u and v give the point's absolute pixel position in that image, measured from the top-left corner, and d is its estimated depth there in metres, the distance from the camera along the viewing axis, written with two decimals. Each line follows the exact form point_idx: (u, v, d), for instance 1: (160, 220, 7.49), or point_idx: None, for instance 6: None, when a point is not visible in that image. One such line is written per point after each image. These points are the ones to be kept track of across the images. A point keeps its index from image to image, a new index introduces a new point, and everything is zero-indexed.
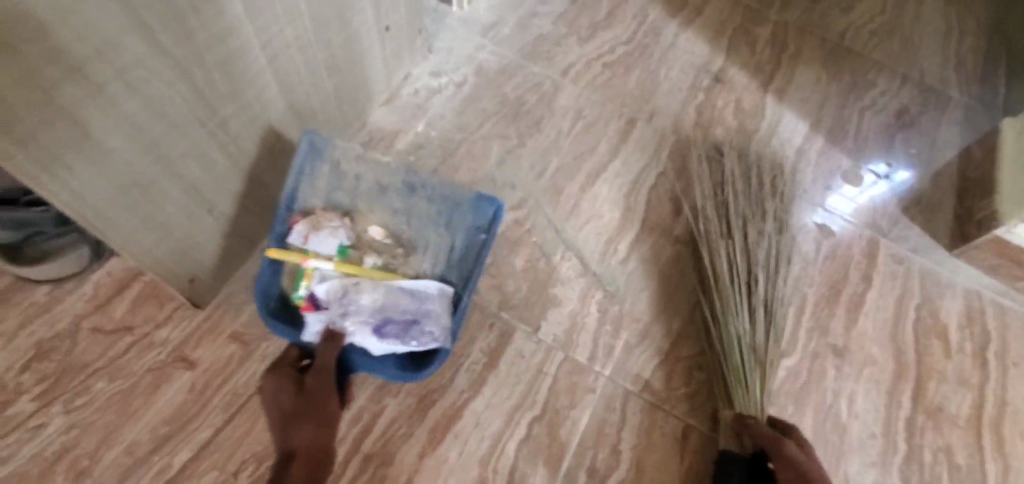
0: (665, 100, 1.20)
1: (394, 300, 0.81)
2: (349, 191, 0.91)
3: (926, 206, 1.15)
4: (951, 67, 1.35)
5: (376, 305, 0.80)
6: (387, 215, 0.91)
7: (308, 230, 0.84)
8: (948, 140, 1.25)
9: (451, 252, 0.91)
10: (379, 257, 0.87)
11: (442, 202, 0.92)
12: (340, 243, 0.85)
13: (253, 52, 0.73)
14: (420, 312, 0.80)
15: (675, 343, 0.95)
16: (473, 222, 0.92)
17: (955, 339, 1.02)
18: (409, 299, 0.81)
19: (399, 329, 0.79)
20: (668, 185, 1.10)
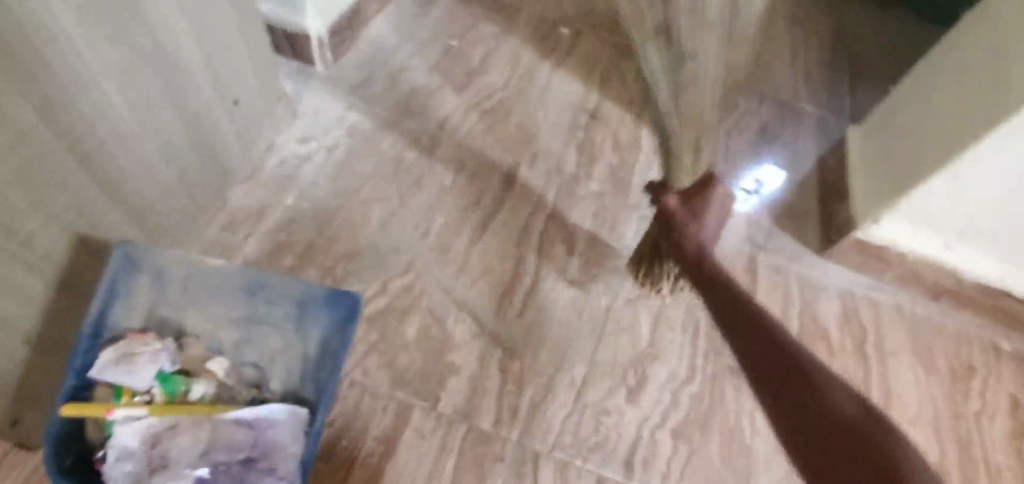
0: (545, 142, 1.21)
1: (225, 439, 0.78)
2: (184, 305, 0.85)
3: (795, 214, 1.23)
4: (802, 82, 1.47)
5: (201, 449, 0.77)
6: (232, 328, 0.87)
7: (117, 365, 0.76)
8: (807, 149, 1.35)
9: (306, 361, 0.85)
10: (210, 384, 0.83)
11: (291, 303, 0.85)
12: (160, 371, 0.79)
13: (59, 156, 0.66)
14: (257, 449, 0.77)
15: (580, 391, 0.92)
16: (327, 321, 0.84)
17: (836, 338, 1.09)
18: (246, 436, 0.78)
19: (234, 475, 0.76)
20: (558, 226, 1.09)
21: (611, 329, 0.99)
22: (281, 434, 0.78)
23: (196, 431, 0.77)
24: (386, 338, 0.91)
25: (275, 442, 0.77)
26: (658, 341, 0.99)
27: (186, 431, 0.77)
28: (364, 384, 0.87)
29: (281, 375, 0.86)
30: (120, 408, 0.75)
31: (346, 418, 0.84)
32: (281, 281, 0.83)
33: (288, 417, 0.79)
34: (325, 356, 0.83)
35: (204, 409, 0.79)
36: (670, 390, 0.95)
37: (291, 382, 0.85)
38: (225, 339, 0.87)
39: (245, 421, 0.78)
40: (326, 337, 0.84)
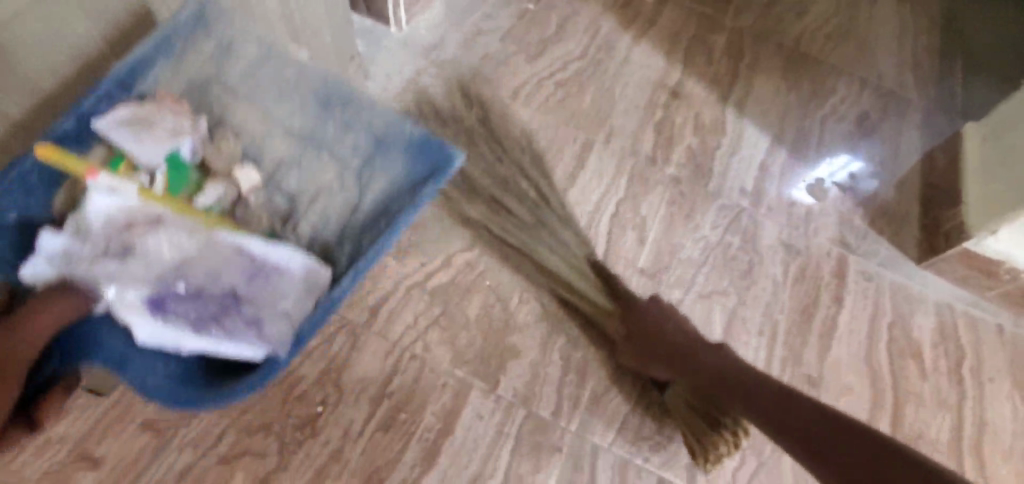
0: (622, 119, 1.14)
1: (212, 271, 0.73)
2: (253, 118, 0.87)
3: (893, 217, 1.12)
4: (908, 69, 1.33)
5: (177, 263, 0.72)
6: (294, 173, 0.88)
7: (130, 119, 0.76)
8: (911, 144, 1.22)
9: (354, 215, 0.86)
10: (222, 190, 0.82)
11: (368, 133, 0.85)
12: (172, 149, 0.78)
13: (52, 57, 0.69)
14: (244, 297, 0.73)
15: (645, 388, 0.87)
16: (405, 171, 0.84)
17: (931, 356, 0.99)
18: (240, 274, 0.74)
19: (203, 320, 0.70)
20: (630, 212, 1.03)
21: None
22: (283, 302, 0.74)
23: (173, 232, 0.72)
24: (448, 314, 0.88)
25: (268, 308, 0.73)
26: (730, 343, 0.94)
27: (162, 234, 0.72)
28: (425, 359, 0.84)
29: (325, 246, 0.85)
30: (107, 149, 0.73)
31: (405, 391, 0.82)
32: (381, 163, 0.85)
33: (302, 271, 0.76)
34: (383, 214, 0.84)
35: (204, 219, 0.75)
36: None
37: (332, 224, 0.86)
38: (282, 164, 0.88)
39: (247, 255, 0.74)
40: (398, 185, 0.84)
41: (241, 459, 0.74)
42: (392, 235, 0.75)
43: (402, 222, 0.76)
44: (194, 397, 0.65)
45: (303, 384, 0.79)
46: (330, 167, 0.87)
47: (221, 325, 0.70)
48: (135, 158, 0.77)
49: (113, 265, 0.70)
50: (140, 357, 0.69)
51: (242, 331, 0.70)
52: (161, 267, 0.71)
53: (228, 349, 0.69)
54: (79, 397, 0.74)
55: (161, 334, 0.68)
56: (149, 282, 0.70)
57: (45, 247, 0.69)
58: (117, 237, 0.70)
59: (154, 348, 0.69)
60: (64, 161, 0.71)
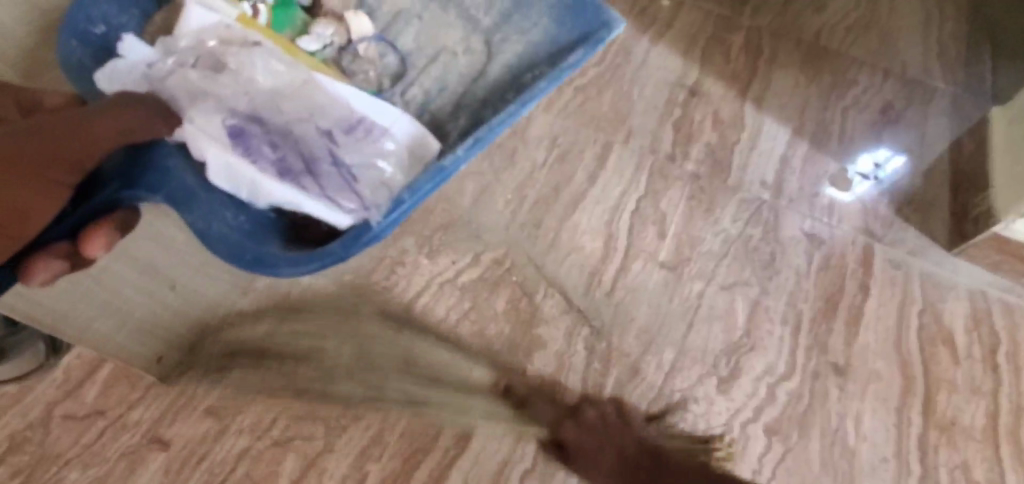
0: (641, 120, 1.18)
1: (315, 125, 0.78)
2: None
3: (919, 205, 1.12)
4: (934, 57, 1.32)
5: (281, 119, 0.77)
6: (412, 29, 0.98)
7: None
8: (938, 132, 1.21)
9: (480, 80, 0.94)
10: (324, 34, 0.92)
11: (504, 7, 0.95)
12: None
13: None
14: (343, 162, 0.77)
15: (669, 376, 0.91)
16: (545, 30, 0.91)
17: (963, 342, 0.98)
18: (344, 139, 0.78)
19: (297, 172, 0.74)
20: (651, 207, 1.06)
21: (702, 315, 0.96)
22: (378, 148, 0.79)
23: (271, 56, 0.80)
24: (478, 308, 0.94)
25: (360, 165, 0.77)
26: (754, 330, 0.95)
27: (260, 68, 0.79)
28: (457, 350, 0.90)
29: (439, 112, 0.93)
30: None
31: (439, 380, 0.87)
32: (509, 30, 0.94)
33: (404, 141, 0.82)
34: (512, 78, 0.92)
35: (308, 60, 0.84)
36: (764, 383, 0.91)
37: (449, 93, 0.94)
38: (402, 17, 0.99)
39: (347, 107, 0.81)
40: (529, 41, 0.92)
41: (292, 442, 0.81)
42: (521, 111, 0.77)
43: (562, 75, 0.79)
44: (264, 256, 0.71)
45: (347, 374, 0.86)
46: (456, 43, 0.97)
47: (302, 179, 0.74)
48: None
49: (206, 74, 0.76)
50: (207, 200, 0.71)
51: (327, 189, 0.75)
52: (251, 95, 0.77)
53: (307, 207, 0.73)
54: (151, 387, 0.82)
55: (238, 177, 0.71)
56: (240, 113, 0.75)
57: (130, 45, 0.75)
58: (223, 50, 0.79)
59: (227, 185, 0.71)
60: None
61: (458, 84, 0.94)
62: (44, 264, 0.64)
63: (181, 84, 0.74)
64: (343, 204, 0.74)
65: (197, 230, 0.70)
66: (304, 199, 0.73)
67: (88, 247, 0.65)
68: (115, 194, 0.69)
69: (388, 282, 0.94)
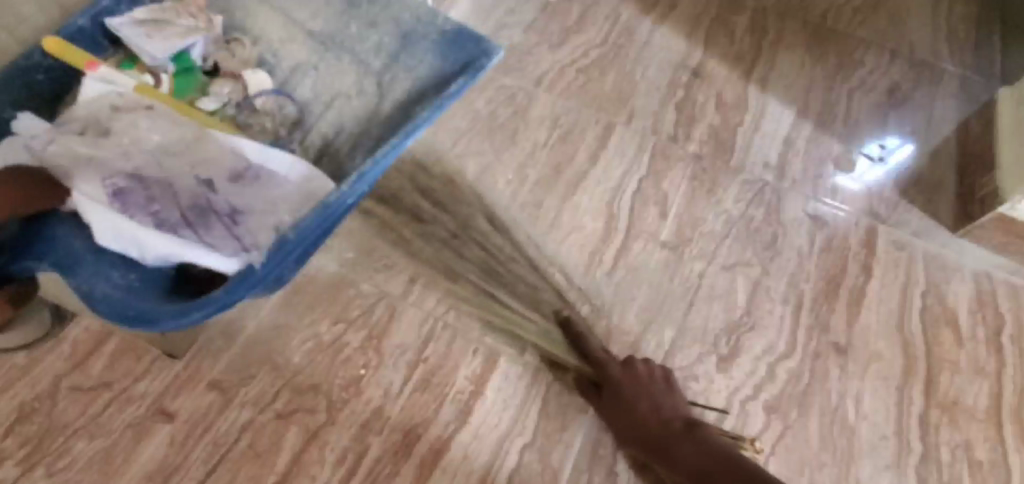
0: (643, 101, 1.17)
1: (207, 182, 0.81)
2: (285, 52, 0.97)
3: (925, 187, 1.11)
4: (943, 38, 1.30)
5: (165, 180, 0.80)
6: (309, 77, 0.97)
7: (147, 28, 0.91)
8: (944, 113, 1.20)
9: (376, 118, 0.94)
10: (221, 97, 0.92)
11: (397, 35, 0.93)
12: (176, 50, 0.91)
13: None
14: (235, 213, 0.80)
15: (668, 354, 0.91)
16: (431, 63, 0.92)
17: (966, 324, 0.97)
18: (236, 193, 0.81)
19: (184, 229, 0.77)
20: (652, 188, 1.06)
21: (703, 295, 0.96)
22: (267, 196, 0.81)
23: (158, 123, 0.83)
24: (477, 286, 0.94)
25: (248, 216, 0.80)
26: (755, 310, 0.95)
27: (145, 132, 0.82)
28: (457, 327, 0.90)
29: (338, 154, 0.93)
30: (103, 67, 0.84)
31: (438, 357, 0.88)
32: (402, 78, 0.93)
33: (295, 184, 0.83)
34: (406, 112, 0.91)
35: (199, 121, 0.85)
36: (764, 362, 0.91)
37: (346, 134, 0.94)
38: (298, 69, 0.97)
39: (237, 157, 0.83)
40: (421, 80, 0.92)
41: (295, 415, 0.82)
42: (406, 140, 0.79)
43: (442, 104, 0.82)
44: (144, 311, 0.69)
45: (348, 350, 0.87)
46: (353, 88, 0.96)
47: (187, 233, 0.77)
48: (140, 49, 0.89)
49: (94, 149, 0.79)
50: (92, 262, 0.74)
51: (213, 242, 0.77)
52: (136, 161, 0.80)
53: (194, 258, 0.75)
54: (156, 360, 0.84)
55: (122, 237, 0.74)
56: (122, 176, 0.79)
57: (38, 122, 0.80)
58: (114, 122, 0.82)
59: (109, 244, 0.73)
60: (69, 48, 0.85)
61: (358, 128, 0.94)
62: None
63: (63, 155, 0.77)
64: (228, 252, 0.76)
65: (81, 291, 0.72)
66: (187, 249, 0.75)
67: None
68: (5, 265, 0.74)
69: (389, 260, 0.94)
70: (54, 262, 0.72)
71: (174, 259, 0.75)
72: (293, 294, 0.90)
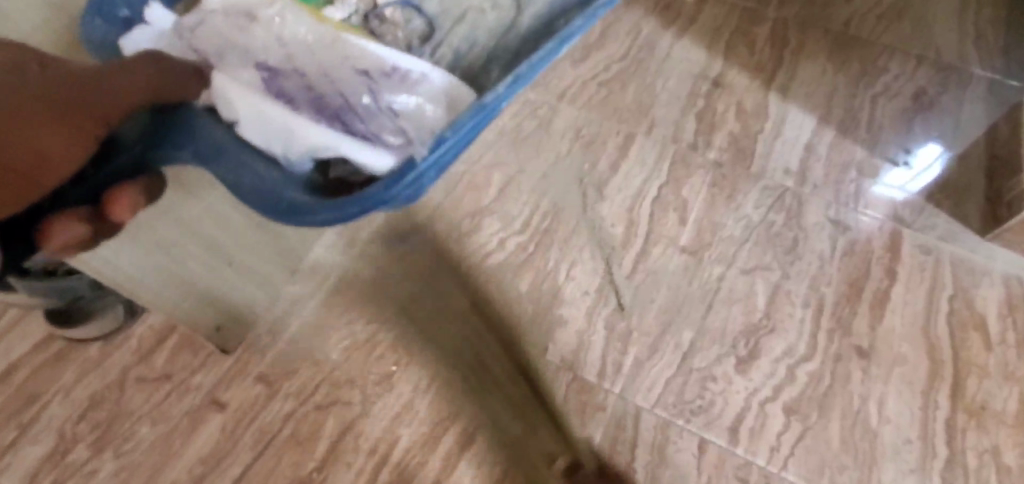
0: (663, 111, 1.21)
1: (343, 73, 0.69)
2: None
3: (952, 191, 1.10)
4: (972, 42, 1.29)
5: (303, 79, 0.68)
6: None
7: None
8: (974, 117, 1.19)
9: (514, 29, 0.85)
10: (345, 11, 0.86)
11: None
12: None
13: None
14: (381, 105, 0.67)
15: (686, 355, 0.93)
16: None
17: (996, 328, 0.96)
18: (391, 81, 0.69)
19: (328, 121, 0.65)
20: (672, 195, 1.09)
21: (721, 297, 0.98)
22: (417, 95, 0.69)
23: (295, 9, 0.74)
24: (502, 289, 0.99)
25: (405, 112, 0.67)
26: (774, 313, 0.96)
27: (281, 21, 0.72)
28: (482, 328, 0.95)
29: (471, 67, 0.84)
30: None
31: (465, 355, 0.93)
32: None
33: (446, 80, 0.71)
34: (547, 25, 0.82)
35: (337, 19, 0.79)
36: (784, 364, 0.92)
37: (479, 47, 0.85)
38: None
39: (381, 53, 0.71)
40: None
41: (332, 407, 0.89)
42: (560, 49, 0.67)
43: (596, 13, 0.69)
44: (296, 209, 0.60)
45: (382, 347, 0.93)
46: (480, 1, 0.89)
47: (340, 121, 0.66)
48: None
49: (239, 33, 0.71)
50: (236, 152, 0.63)
51: (369, 133, 0.65)
52: (273, 52, 0.70)
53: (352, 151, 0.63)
54: (211, 355, 0.92)
55: (268, 127, 0.63)
56: (269, 62, 0.69)
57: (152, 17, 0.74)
58: (253, 9, 0.76)
59: (254, 132, 0.63)
60: None
61: (493, 34, 0.85)
62: (61, 227, 0.59)
63: (209, 35, 0.71)
64: (385, 142, 0.64)
65: (228, 186, 0.62)
66: (343, 140, 0.63)
67: (115, 210, 0.61)
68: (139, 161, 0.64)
69: (419, 264, 1.01)
70: (194, 154, 0.63)
71: (326, 154, 0.64)
72: (333, 294, 0.97)
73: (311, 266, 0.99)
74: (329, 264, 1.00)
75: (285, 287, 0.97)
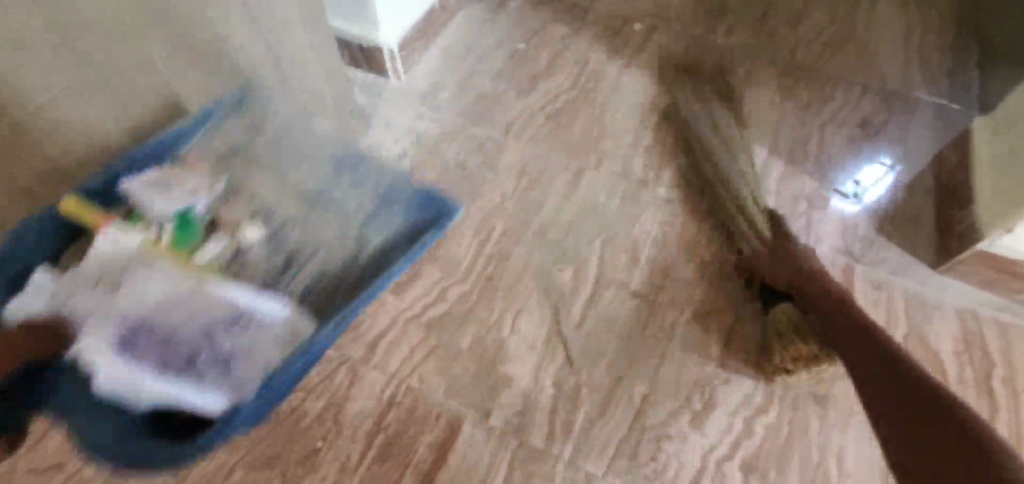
0: (612, 145, 1.16)
1: (208, 301, 0.71)
2: (276, 164, 0.92)
3: (902, 222, 1.08)
4: (915, 68, 1.29)
5: (165, 296, 0.70)
6: (296, 231, 0.88)
7: (151, 185, 0.79)
8: (921, 145, 1.18)
9: (358, 260, 0.86)
10: (222, 242, 0.81)
11: (377, 194, 0.89)
12: (179, 208, 0.78)
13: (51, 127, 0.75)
14: (235, 349, 0.70)
15: (640, 411, 0.87)
16: (400, 224, 0.86)
17: (953, 370, 0.93)
18: (233, 323, 0.71)
19: (167, 353, 0.68)
20: (622, 235, 1.04)
21: (675, 346, 0.93)
22: (256, 340, 0.71)
23: (172, 277, 0.71)
24: (442, 347, 0.92)
25: (242, 346, 0.70)
26: (729, 361, 0.92)
27: (152, 299, 0.70)
28: (419, 393, 0.88)
29: (322, 299, 0.83)
30: (114, 226, 0.74)
31: (400, 423, 0.85)
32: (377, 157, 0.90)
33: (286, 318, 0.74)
34: (379, 267, 0.84)
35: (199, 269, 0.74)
36: (740, 417, 0.87)
37: (327, 283, 0.84)
38: (288, 224, 0.88)
39: (231, 303, 0.72)
40: (395, 236, 0.86)
41: None
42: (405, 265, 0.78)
43: (415, 256, 0.78)
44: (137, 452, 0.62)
45: (307, 419, 0.85)
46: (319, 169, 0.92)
47: (195, 374, 0.68)
48: (146, 212, 0.78)
49: (113, 243, 0.73)
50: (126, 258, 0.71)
51: (204, 384, 0.67)
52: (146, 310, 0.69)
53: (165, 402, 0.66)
54: None
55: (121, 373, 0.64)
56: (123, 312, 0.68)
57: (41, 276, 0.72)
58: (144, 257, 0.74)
59: (108, 397, 0.64)
60: (87, 211, 0.75)
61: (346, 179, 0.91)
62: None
63: (98, 265, 0.72)
64: (219, 391, 0.67)
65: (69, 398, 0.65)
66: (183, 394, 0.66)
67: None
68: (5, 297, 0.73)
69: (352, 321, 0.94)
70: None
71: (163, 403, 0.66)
72: None
73: None
74: None
75: None
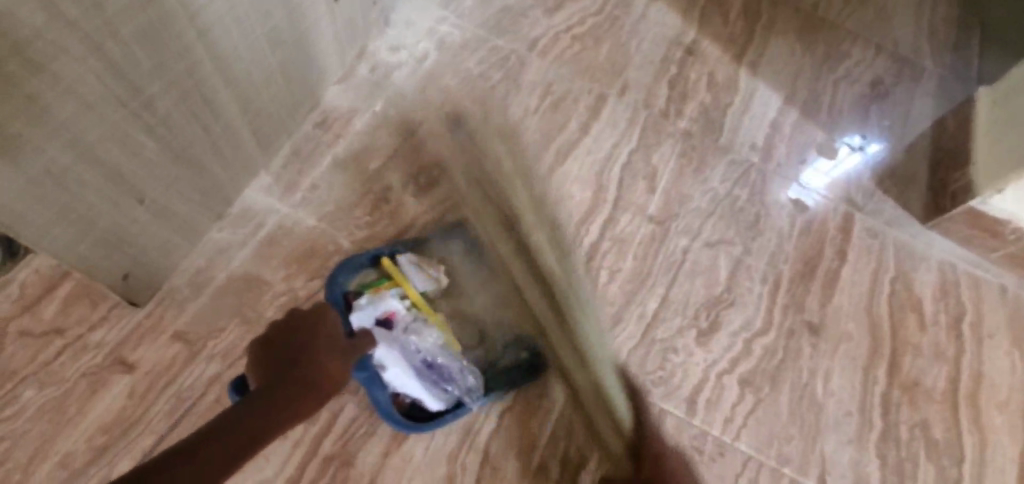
0: (637, 74, 1.15)
1: (440, 353, 0.84)
2: (465, 281, 0.92)
3: (901, 178, 1.14)
4: (925, 36, 1.32)
5: (429, 347, 0.84)
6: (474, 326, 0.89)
7: (416, 265, 0.88)
8: (923, 110, 1.23)
9: (491, 367, 0.87)
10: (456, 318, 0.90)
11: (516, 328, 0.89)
12: (427, 289, 0.88)
13: (180, 114, 0.70)
14: (447, 388, 0.82)
15: (650, 326, 0.92)
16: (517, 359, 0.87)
17: (929, 311, 1.01)
18: (448, 371, 0.83)
19: (421, 378, 0.82)
20: (642, 162, 1.05)
21: (686, 270, 0.97)
22: (459, 390, 0.83)
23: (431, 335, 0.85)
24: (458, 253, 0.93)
25: (452, 393, 0.82)
26: (733, 287, 0.97)
27: (423, 337, 0.84)
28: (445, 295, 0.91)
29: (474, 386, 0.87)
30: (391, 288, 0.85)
31: None
32: (553, 331, 0.87)
33: (465, 380, 0.83)
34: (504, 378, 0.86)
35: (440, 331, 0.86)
36: (741, 338, 0.94)
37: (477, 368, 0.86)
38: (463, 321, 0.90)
39: (451, 359, 0.84)
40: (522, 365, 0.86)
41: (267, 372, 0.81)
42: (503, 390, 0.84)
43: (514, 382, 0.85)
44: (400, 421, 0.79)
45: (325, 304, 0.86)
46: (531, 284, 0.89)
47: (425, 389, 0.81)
48: (413, 279, 0.87)
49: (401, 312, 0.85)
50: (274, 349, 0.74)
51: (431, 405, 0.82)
52: (420, 352, 0.83)
53: (408, 391, 0.81)
54: (113, 310, 0.81)
55: (391, 373, 0.80)
56: (398, 347, 0.82)
57: (355, 308, 0.83)
58: (398, 308, 0.85)
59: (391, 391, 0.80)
60: (393, 269, 0.87)
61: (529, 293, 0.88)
62: None
63: (385, 308, 0.84)
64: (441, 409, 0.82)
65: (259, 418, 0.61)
66: (421, 390, 0.81)
67: None
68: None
69: (371, 218, 0.93)
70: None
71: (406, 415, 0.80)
72: (268, 245, 0.88)
73: (241, 211, 0.89)
74: (263, 210, 0.90)
75: (209, 234, 0.86)
